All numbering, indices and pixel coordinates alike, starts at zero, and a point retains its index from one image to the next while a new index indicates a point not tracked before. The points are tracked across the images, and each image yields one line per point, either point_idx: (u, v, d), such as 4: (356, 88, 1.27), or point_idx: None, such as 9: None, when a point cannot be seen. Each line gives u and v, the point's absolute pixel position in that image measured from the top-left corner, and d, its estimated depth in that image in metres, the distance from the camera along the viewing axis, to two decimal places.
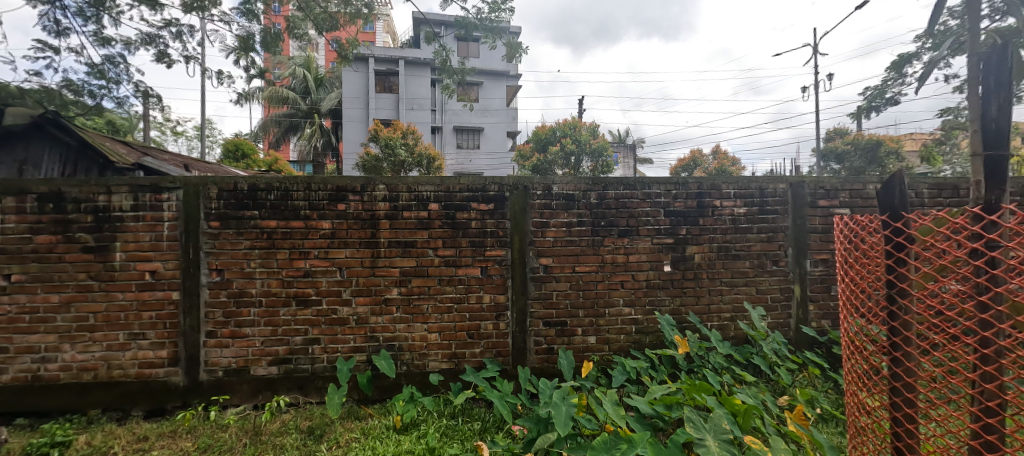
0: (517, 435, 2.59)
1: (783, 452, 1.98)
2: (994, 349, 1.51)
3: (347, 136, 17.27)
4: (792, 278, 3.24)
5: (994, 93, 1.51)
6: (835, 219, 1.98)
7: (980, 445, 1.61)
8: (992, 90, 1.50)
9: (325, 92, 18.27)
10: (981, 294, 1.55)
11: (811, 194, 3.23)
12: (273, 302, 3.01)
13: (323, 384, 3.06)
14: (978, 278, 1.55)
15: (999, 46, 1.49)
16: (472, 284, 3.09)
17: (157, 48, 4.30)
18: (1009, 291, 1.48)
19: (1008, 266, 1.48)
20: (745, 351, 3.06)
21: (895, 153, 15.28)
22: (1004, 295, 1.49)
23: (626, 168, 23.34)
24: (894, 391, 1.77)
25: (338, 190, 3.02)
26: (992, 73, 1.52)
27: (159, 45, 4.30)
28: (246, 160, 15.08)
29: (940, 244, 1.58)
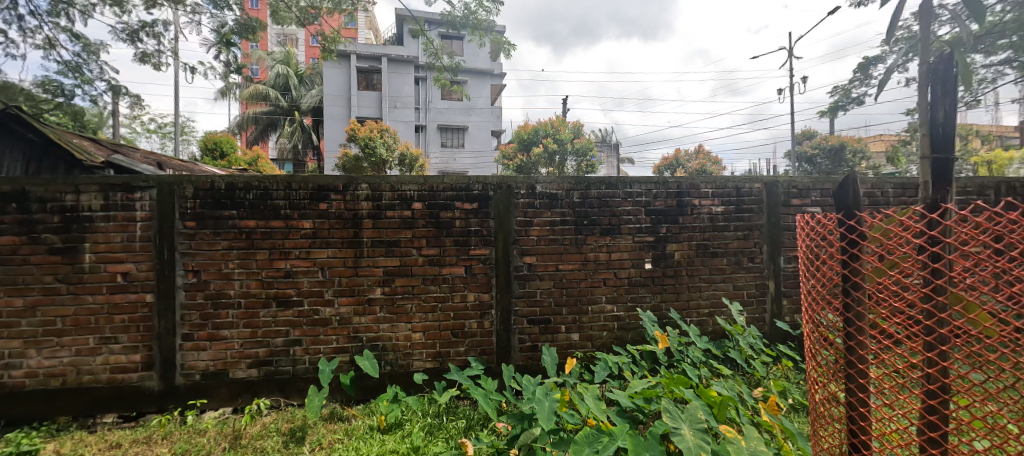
0: (502, 432, 2.59)
1: (757, 441, 2.06)
2: (937, 337, 1.66)
3: (326, 134, 16.87)
4: (767, 274, 3.35)
5: (941, 100, 1.65)
6: (799, 218, 2.10)
7: (922, 427, 1.77)
8: (939, 96, 1.64)
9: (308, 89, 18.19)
10: (924, 286, 1.70)
11: (784, 193, 3.34)
12: (253, 303, 2.95)
13: (305, 386, 3.02)
14: (923, 272, 1.70)
15: (946, 56, 1.63)
16: (457, 284, 3.09)
17: (132, 45, 4.19)
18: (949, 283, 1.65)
19: (949, 261, 1.63)
20: (723, 345, 3.13)
21: (864, 153, 15.94)
22: (945, 287, 1.65)
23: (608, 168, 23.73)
24: (849, 377, 1.90)
25: (320, 189, 2.98)
26: (938, 82, 1.67)
27: (131, 41, 4.18)
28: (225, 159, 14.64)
29: (891, 241, 1.72)
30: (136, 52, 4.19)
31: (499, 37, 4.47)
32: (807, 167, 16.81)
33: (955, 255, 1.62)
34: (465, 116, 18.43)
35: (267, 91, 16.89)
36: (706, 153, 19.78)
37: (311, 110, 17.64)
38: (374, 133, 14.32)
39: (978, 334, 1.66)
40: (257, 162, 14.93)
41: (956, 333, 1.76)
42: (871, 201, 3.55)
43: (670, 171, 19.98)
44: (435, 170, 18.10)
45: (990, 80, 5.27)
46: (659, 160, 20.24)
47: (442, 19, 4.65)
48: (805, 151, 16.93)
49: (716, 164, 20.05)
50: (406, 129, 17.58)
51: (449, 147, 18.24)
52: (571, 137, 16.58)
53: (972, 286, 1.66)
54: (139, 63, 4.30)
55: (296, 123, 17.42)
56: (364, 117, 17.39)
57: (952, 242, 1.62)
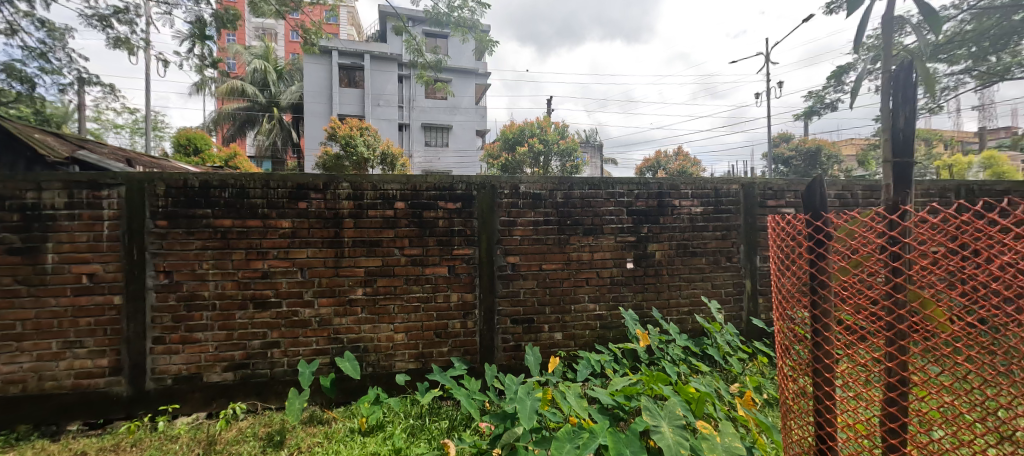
0: (485, 432, 2.58)
1: (732, 436, 2.11)
2: (896, 332, 1.76)
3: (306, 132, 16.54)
4: (743, 273, 3.45)
5: (901, 107, 1.77)
6: (770, 220, 2.20)
7: (883, 418, 1.87)
8: (900, 103, 1.75)
9: (286, 85, 17.79)
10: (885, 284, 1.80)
11: (760, 195, 3.44)
12: (228, 305, 2.87)
13: (283, 389, 2.95)
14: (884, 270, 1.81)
15: (905, 65, 1.75)
16: (440, 284, 3.08)
17: (102, 31, 4.01)
18: (907, 281, 1.75)
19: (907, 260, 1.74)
20: (701, 343, 3.21)
21: (837, 157, 16.54)
22: (904, 285, 1.75)
23: (592, 168, 23.98)
24: (816, 372, 1.98)
25: (299, 188, 2.91)
26: (898, 90, 1.78)
27: (101, 28, 4.00)
28: (199, 156, 14.12)
29: (855, 241, 1.82)
30: (106, 39, 4.01)
31: (484, 35, 4.47)
32: (784, 169, 17.37)
33: (913, 254, 1.72)
34: (451, 115, 18.27)
35: (245, 86, 16.33)
36: (686, 155, 20.18)
37: (290, 107, 17.25)
38: (355, 131, 14.08)
39: (933, 330, 1.77)
40: (233, 160, 14.47)
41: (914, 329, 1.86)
42: (841, 203, 3.69)
43: (652, 172, 20.32)
44: (418, 170, 17.94)
45: (952, 87, 5.55)
46: (641, 161, 20.56)
47: (426, 17, 4.61)
48: (781, 154, 17.51)
49: (696, 166, 20.46)
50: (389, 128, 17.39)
51: (433, 146, 18.19)
52: (555, 138, 16.74)
53: (929, 284, 1.76)
54: (110, 49, 4.12)
55: (274, 119, 16.89)
56: (345, 115, 17.08)
57: (911, 241, 1.72)
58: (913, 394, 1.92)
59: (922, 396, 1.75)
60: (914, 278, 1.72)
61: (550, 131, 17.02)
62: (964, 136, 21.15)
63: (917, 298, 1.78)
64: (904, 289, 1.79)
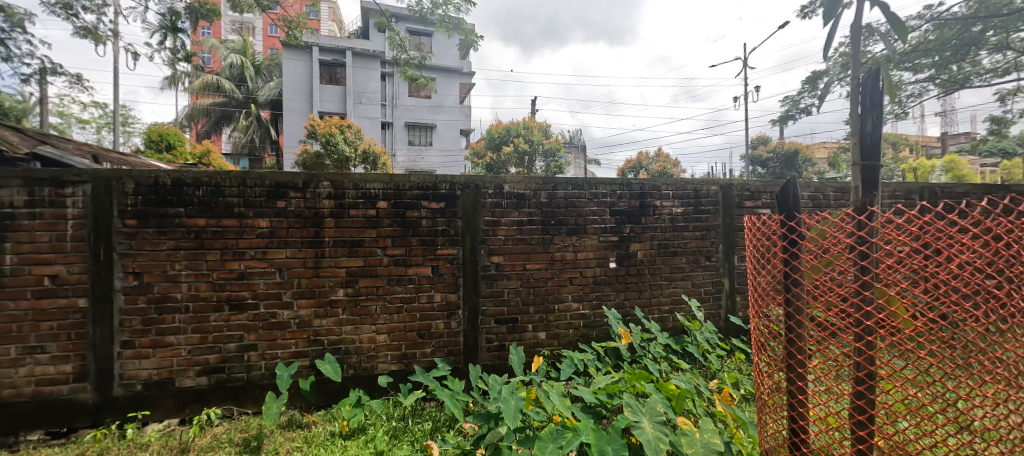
0: (469, 433, 2.57)
1: (711, 431, 2.15)
2: (864, 328, 1.84)
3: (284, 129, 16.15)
4: (722, 272, 3.53)
5: (869, 112, 1.85)
6: (747, 220, 2.26)
7: (852, 411, 1.95)
8: (868, 109, 1.84)
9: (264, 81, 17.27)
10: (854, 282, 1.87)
11: (738, 196, 3.54)
12: (202, 307, 2.77)
13: (261, 393, 2.87)
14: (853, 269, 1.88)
15: (873, 72, 1.83)
16: (423, 284, 3.05)
17: (68, 19, 3.83)
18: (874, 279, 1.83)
19: (874, 259, 1.82)
20: (682, 341, 3.27)
21: (810, 160, 17.14)
22: (871, 283, 1.83)
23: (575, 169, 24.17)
24: (789, 367, 2.05)
25: (278, 186, 2.84)
26: (866, 96, 1.86)
27: (66, 16, 3.82)
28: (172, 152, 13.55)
29: (826, 241, 1.90)
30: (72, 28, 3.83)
31: (469, 34, 4.45)
32: (762, 171, 17.91)
33: (880, 253, 1.80)
34: (434, 113, 18.17)
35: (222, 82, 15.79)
36: (667, 156, 20.55)
37: (269, 103, 16.75)
38: (336, 129, 13.84)
39: (898, 325, 1.86)
40: (208, 157, 13.95)
41: (881, 325, 1.95)
42: (814, 204, 3.82)
43: (634, 173, 20.62)
44: (402, 169, 17.60)
45: (918, 94, 5.82)
46: (624, 162, 20.84)
47: (410, 14, 4.57)
48: (760, 156, 18.05)
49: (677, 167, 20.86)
50: (371, 127, 17.07)
51: (415, 146, 17.80)
52: (539, 138, 16.83)
53: (894, 282, 1.85)
54: (77, 38, 3.94)
55: (252, 116, 16.37)
56: (325, 112, 16.67)
57: (877, 241, 1.80)
58: (880, 387, 2.00)
59: (888, 389, 1.83)
60: (880, 276, 1.80)
61: (535, 132, 17.11)
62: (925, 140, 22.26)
63: (884, 296, 1.86)
64: (871, 287, 1.87)
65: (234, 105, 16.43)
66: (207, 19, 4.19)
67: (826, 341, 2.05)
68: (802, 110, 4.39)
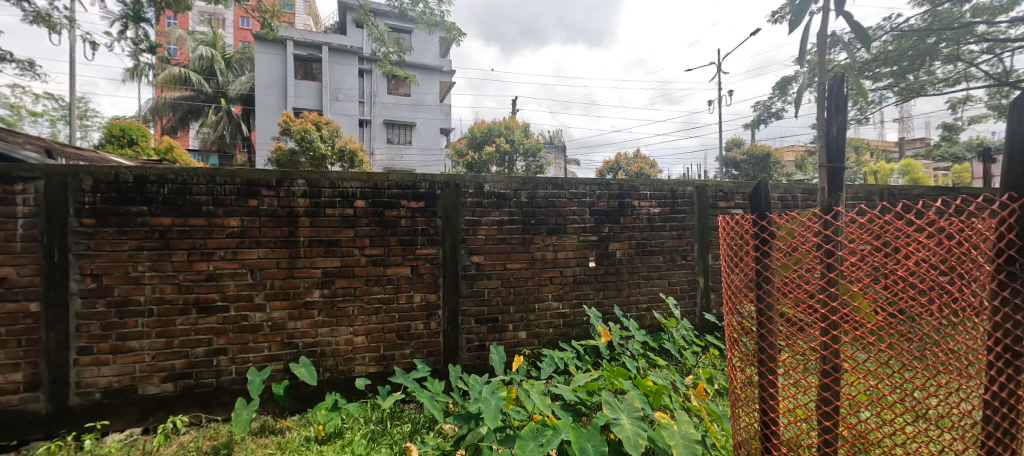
0: (449, 434, 2.55)
1: (687, 424, 2.21)
2: (830, 323, 1.92)
3: (258, 126, 15.64)
4: (697, 270, 3.63)
5: (835, 117, 1.94)
6: (721, 219, 2.33)
7: (819, 403, 2.03)
8: (833, 114, 1.92)
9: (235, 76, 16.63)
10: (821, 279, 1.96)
11: (712, 196, 3.64)
12: (167, 310, 2.65)
13: (231, 399, 2.76)
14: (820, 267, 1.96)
15: (838, 79, 1.91)
16: (402, 284, 3.00)
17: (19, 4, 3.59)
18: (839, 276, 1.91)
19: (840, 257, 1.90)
20: (659, 338, 3.34)
21: (779, 162, 17.86)
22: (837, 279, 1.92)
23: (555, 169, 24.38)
24: (761, 362, 2.12)
25: (249, 184, 2.74)
26: (832, 102, 1.95)
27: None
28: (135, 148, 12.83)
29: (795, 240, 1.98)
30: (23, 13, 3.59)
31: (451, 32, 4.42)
32: (735, 173, 18.54)
33: (844, 251, 1.89)
34: (413, 112, 17.81)
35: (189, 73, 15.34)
36: (643, 157, 20.98)
37: (240, 98, 16.14)
38: (311, 126, 13.50)
39: (861, 320, 1.95)
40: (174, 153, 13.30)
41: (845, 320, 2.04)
42: (783, 204, 3.98)
43: (612, 174, 20.91)
44: (380, 167, 17.32)
45: (878, 101, 6.15)
46: (602, 163, 21.16)
47: (390, 11, 4.50)
48: (733, 158, 18.68)
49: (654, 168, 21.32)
50: (349, 124, 16.60)
51: (394, 143, 17.49)
52: (520, 138, 16.89)
53: (857, 279, 1.94)
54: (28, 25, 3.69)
55: (223, 111, 15.70)
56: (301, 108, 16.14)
57: (842, 240, 1.89)
58: (845, 380, 2.10)
59: (851, 381, 1.92)
60: (845, 273, 1.89)
61: (516, 132, 17.14)
62: (882, 145, 23.52)
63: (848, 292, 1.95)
64: (837, 283, 1.95)
65: (201, 99, 15.90)
66: (174, 9, 3.99)
67: (795, 336, 2.13)
68: (772, 114, 4.56)
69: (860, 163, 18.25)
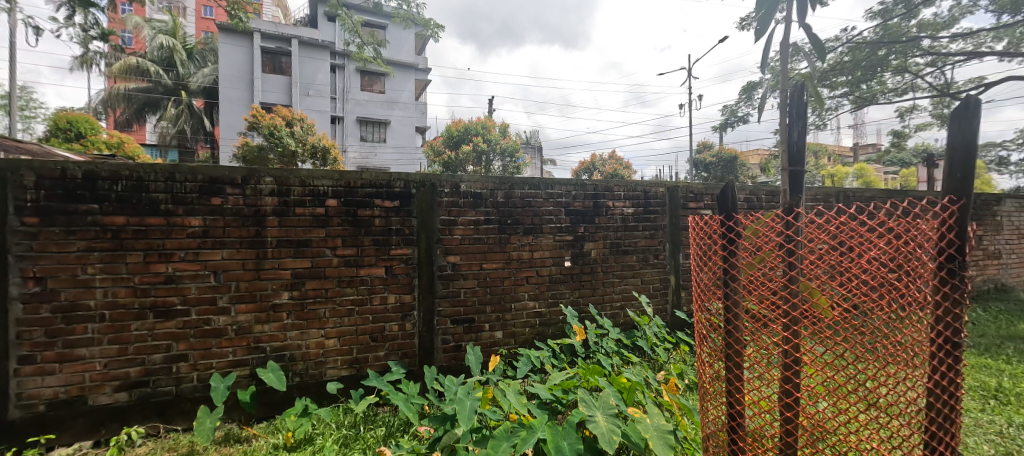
0: (424, 436, 2.51)
1: (659, 418, 2.27)
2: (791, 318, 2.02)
3: (222, 119, 14.86)
4: (668, 269, 3.74)
5: (796, 123, 2.04)
6: (691, 219, 2.41)
7: (781, 394, 2.13)
8: (795, 120, 2.02)
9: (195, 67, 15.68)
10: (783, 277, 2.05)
11: (683, 197, 3.76)
12: (121, 315, 2.48)
13: (192, 407, 2.62)
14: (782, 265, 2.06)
15: (799, 87, 2.01)
16: (376, 285, 2.94)
17: None
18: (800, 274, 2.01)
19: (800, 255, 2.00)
20: (632, 335, 3.42)
21: (744, 165, 18.62)
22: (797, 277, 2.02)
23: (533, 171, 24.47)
24: (728, 357, 2.21)
25: (213, 181, 2.61)
26: (793, 108, 2.05)
27: None
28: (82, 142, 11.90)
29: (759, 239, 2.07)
30: None
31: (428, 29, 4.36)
32: (704, 175, 19.16)
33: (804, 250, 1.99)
34: (388, 110, 17.52)
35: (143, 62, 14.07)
36: (615, 158, 21.38)
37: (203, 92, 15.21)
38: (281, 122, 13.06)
39: (819, 315, 2.06)
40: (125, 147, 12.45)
41: (804, 315, 2.15)
42: (749, 205, 4.15)
43: (588, 174, 21.21)
44: (353, 166, 16.74)
45: (835, 108, 6.53)
46: (578, 164, 21.40)
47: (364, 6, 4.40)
48: (703, 160, 19.36)
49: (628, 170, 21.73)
50: (320, 121, 16.14)
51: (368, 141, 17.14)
52: (497, 138, 16.89)
53: (816, 276, 2.04)
54: None
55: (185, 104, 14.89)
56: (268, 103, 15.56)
57: (802, 240, 1.99)
58: (804, 372, 2.21)
59: (810, 372, 2.02)
60: (805, 271, 1.99)
61: (493, 132, 17.15)
62: (836, 149, 24.87)
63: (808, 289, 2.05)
64: (797, 281, 2.06)
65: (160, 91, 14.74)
66: None
67: (759, 331, 2.23)
68: (739, 118, 4.75)
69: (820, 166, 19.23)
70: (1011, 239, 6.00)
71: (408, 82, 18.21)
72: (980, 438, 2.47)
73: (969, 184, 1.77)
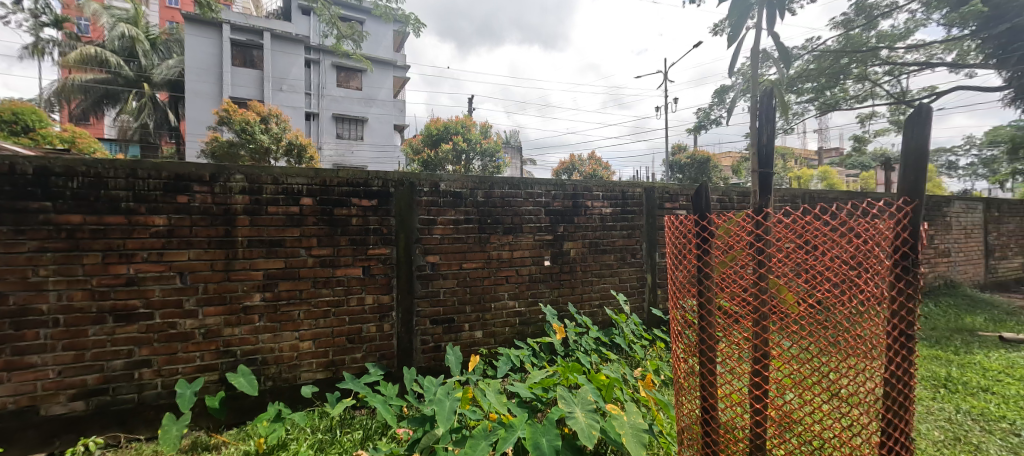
0: (403, 438, 2.48)
1: (636, 414, 2.31)
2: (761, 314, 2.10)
3: (188, 113, 14.26)
4: (645, 268, 3.82)
5: (765, 127, 2.11)
6: (667, 220, 2.48)
7: (751, 388, 2.21)
8: (764, 124, 2.09)
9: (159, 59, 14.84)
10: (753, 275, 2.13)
11: (659, 198, 3.84)
12: (78, 319, 2.34)
13: (156, 415, 2.50)
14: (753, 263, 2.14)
15: (768, 92, 2.08)
16: (353, 285, 2.87)
17: None
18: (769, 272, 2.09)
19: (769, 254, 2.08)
20: (610, 333, 3.47)
21: (717, 167, 19.17)
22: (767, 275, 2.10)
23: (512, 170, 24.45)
24: (702, 352, 2.28)
25: (179, 179, 2.49)
26: (763, 113, 2.12)
27: None
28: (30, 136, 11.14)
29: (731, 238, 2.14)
30: None
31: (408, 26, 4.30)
32: (679, 176, 19.61)
33: (773, 249, 2.07)
34: (365, 107, 17.04)
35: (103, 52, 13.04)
36: (592, 158, 21.61)
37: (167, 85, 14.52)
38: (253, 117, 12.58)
39: (787, 311, 2.14)
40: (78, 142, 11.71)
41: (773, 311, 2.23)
42: (722, 206, 4.28)
43: (568, 174, 21.36)
44: (329, 163, 16.44)
45: (801, 113, 6.82)
46: (558, 164, 21.51)
47: None
48: (678, 162, 19.83)
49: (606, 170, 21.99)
50: (294, 117, 15.62)
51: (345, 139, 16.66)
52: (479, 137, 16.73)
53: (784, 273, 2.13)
54: None
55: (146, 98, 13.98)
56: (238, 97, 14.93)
57: (772, 239, 2.07)
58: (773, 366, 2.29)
59: (778, 366, 2.11)
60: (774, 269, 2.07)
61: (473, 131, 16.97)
62: (802, 152, 25.91)
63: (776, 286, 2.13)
64: (767, 278, 2.14)
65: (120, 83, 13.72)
66: None
67: (731, 328, 2.30)
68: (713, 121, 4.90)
69: (786, 168, 20.00)
70: (959, 238, 6.42)
71: (387, 78, 17.81)
72: (932, 425, 2.64)
73: (921, 186, 1.88)
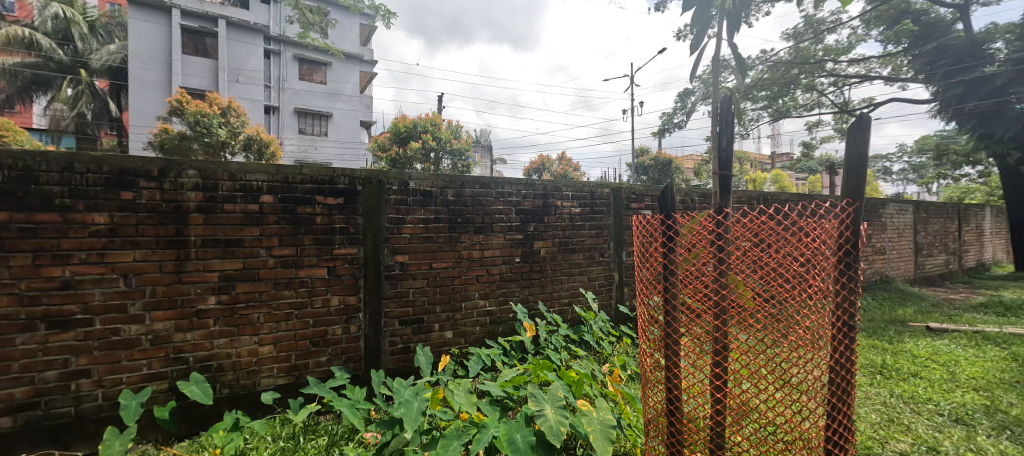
0: (371, 442, 2.41)
1: (605, 410, 2.34)
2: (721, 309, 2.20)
3: (133, 103, 13.26)
4: (612, 266, 3.91)
5: (724, 131, 2.21)
6: (635, 219, 2.55)
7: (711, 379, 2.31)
8: (723, 127, 2.19)
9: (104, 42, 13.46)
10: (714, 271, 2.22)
11: (626, 198, 3.95)
12: (3, 327, 2.12)
13: (96, 429, 2.30)
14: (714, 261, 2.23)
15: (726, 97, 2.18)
16: (317, 287, 2.76)
17: None
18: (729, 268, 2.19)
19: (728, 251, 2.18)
20: (580, 331, 3.54)
21: (678, 169, 19.92)
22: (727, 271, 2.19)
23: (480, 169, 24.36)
24: (667, 347, 2.36)
25: (123, 173, 2.31)
26: (722, 117, 2.22)
27: None
28: None
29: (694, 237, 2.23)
30: None
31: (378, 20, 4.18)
32: (642, 177, 20.21)
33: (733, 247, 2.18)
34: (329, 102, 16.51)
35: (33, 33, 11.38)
36: (558, 159, 21.85)
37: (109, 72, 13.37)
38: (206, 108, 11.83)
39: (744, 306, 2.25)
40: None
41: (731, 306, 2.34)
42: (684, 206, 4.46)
43: (537, 174, 21.53)
44: (290, 160, 15.85)
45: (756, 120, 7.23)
46: (526, 163, 21.60)
47: None
48: (642, 164, 20.44)
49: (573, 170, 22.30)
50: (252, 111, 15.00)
51: (307, 135, 16.27)
52: (448, 136, 16.45)
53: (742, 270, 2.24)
54: None
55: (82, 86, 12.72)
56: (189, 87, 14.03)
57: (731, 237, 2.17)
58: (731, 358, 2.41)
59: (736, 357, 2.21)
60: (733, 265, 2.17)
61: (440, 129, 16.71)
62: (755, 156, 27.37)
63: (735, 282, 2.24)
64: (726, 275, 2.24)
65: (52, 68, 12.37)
66: None
67: (693, 322, 2.40)
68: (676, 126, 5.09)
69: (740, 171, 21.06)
70: (892, 238, 7.00)
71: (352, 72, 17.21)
72: (871, 408, 2.87)
73: (861, 188, 2.04)
